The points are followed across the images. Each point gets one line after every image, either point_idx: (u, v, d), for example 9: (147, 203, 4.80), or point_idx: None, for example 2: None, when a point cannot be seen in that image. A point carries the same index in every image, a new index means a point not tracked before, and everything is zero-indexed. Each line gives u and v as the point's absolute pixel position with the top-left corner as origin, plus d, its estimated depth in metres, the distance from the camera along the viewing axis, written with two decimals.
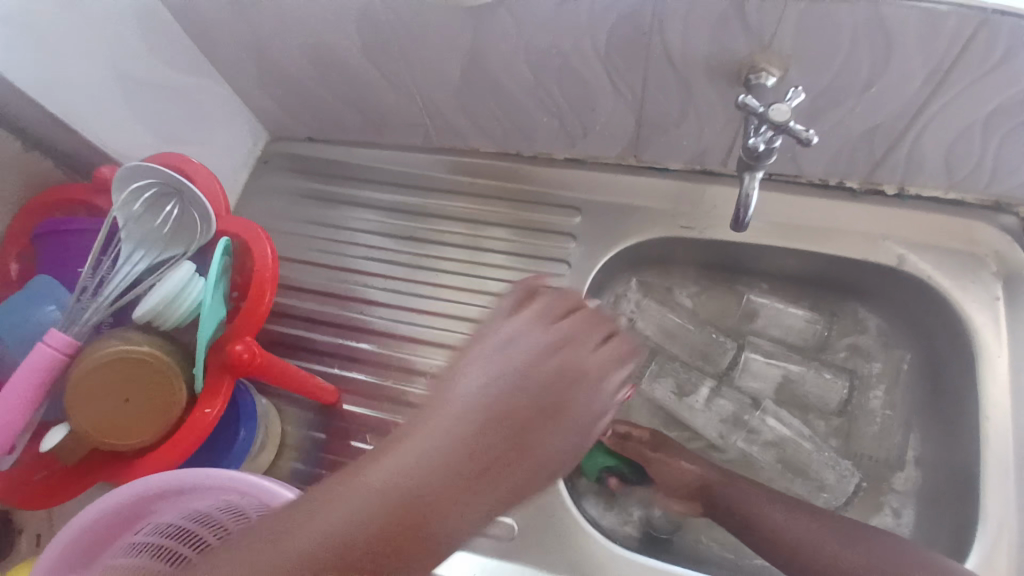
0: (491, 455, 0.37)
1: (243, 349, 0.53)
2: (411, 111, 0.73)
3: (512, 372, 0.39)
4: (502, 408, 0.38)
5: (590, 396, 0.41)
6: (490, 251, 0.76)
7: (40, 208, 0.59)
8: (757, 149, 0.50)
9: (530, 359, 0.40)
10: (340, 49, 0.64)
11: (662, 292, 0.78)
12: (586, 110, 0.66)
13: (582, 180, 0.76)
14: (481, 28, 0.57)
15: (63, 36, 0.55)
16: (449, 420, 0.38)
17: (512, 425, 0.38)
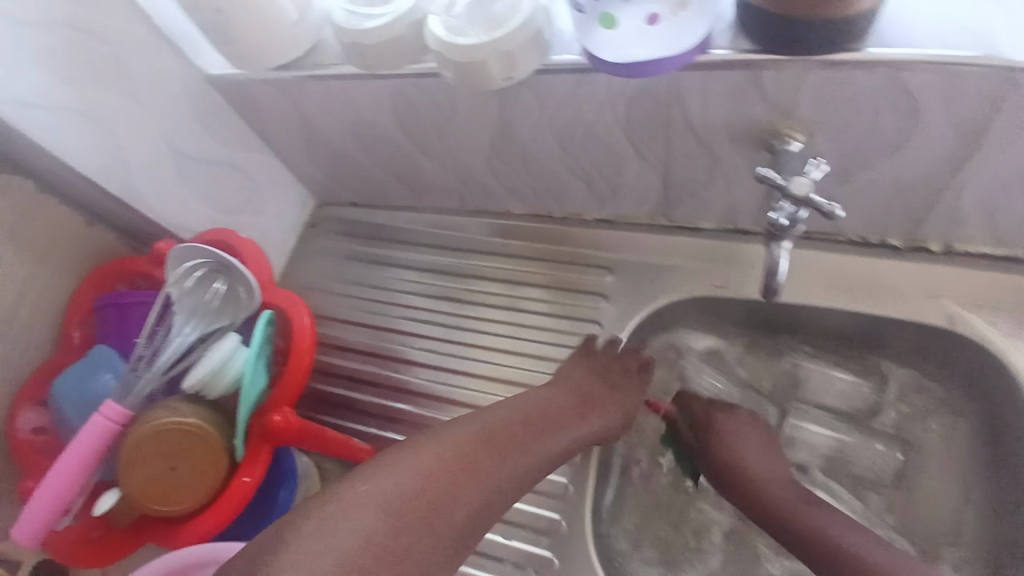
0: (495, 464, 0.56)
1: (280, 418, 0.57)
2: (445, 178, 0.76)
3: (478, 427, 0.58)
4: (459, 460, 0.54)
5: (532, 446, 0.59)
6: (528, 311, 0.77)
7: (101, 282, 0.65)
8: (780, 223, 0.50)
9: (495, 420, 0.59)
10: (377, 124, 0.68)
11: (704, 355, 0.77)
12: (612, 175, 0.67)
13: (614, 240, 0.76)
14: (507, 105, 0.60)
15: (124, 121, 0.62)
16: (420, 464, 0.53)
17: (463, 468, 0.54)
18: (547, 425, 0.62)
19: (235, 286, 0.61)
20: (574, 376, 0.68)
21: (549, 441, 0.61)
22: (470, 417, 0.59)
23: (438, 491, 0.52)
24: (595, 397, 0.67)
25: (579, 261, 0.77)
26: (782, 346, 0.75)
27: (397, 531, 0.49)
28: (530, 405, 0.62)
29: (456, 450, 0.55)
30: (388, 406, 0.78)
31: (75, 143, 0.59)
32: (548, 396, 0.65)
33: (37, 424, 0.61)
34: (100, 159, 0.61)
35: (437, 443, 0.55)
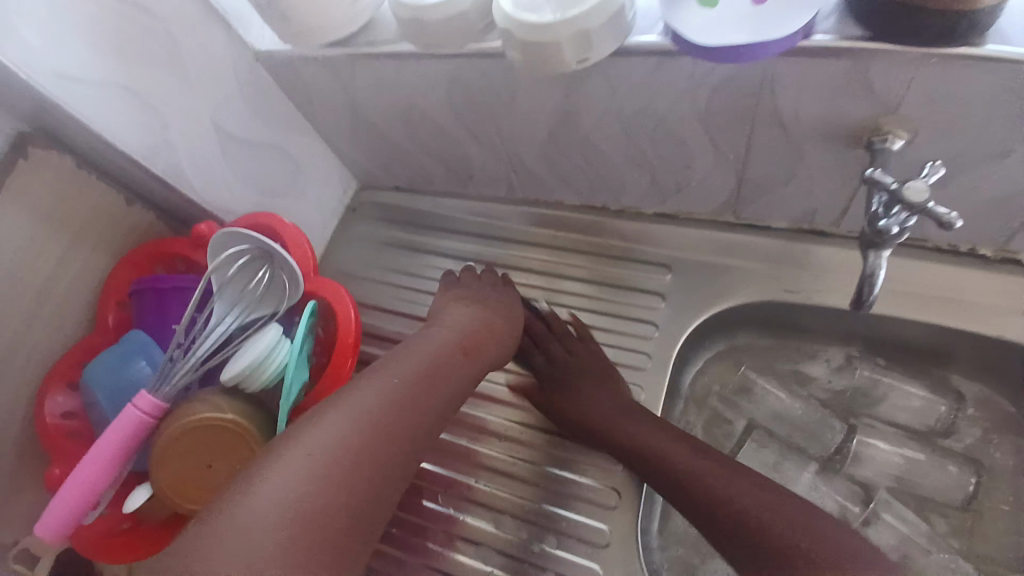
0: (393, 427, 0.49)
1: None
2: (496, 166, 0.72)
3: (359, 401, 0.49)
4: (346, 440, 0.46)
5: (416, 413, 0.52)
6: (568, 307, 0.74)
7: (139, 263, 0.63)
8: (888, 231, 0.46)
9: (380, 390, 0.51)
10: (429, 108, 0.64)
11: (771, 366, 0.72)
12: (680, 169, 0.62)
13: (671, 237, 0.71)
14: (574, 90, 0.55)
15: (169, 96, 0.59)
16: (303, 453, 0.45)
17: (350, 449, 0.46)
18: (430, 387, 0.54)
19: (278, 275, 0.57)
20: (457, 310, 0.65)
21: (432, 400, 0.53)
22: (363, 384, 0.51)
23: (353, 474, 0.45)
24: (482, 327, 0.64)
25: (630, 256, 0.73)
26: (853, 360, 0.70)
27: (314, 531, 0.42)
28: (410, 369, 0.54)
29: (354, 424, 0.48)
30: None
31: (121, 122, 0.56)
32: (442, 342, 0.59)
33: (68, 408, 0.59)
34: (146, 139, 0.58)
35: (327, 418, 0.47)
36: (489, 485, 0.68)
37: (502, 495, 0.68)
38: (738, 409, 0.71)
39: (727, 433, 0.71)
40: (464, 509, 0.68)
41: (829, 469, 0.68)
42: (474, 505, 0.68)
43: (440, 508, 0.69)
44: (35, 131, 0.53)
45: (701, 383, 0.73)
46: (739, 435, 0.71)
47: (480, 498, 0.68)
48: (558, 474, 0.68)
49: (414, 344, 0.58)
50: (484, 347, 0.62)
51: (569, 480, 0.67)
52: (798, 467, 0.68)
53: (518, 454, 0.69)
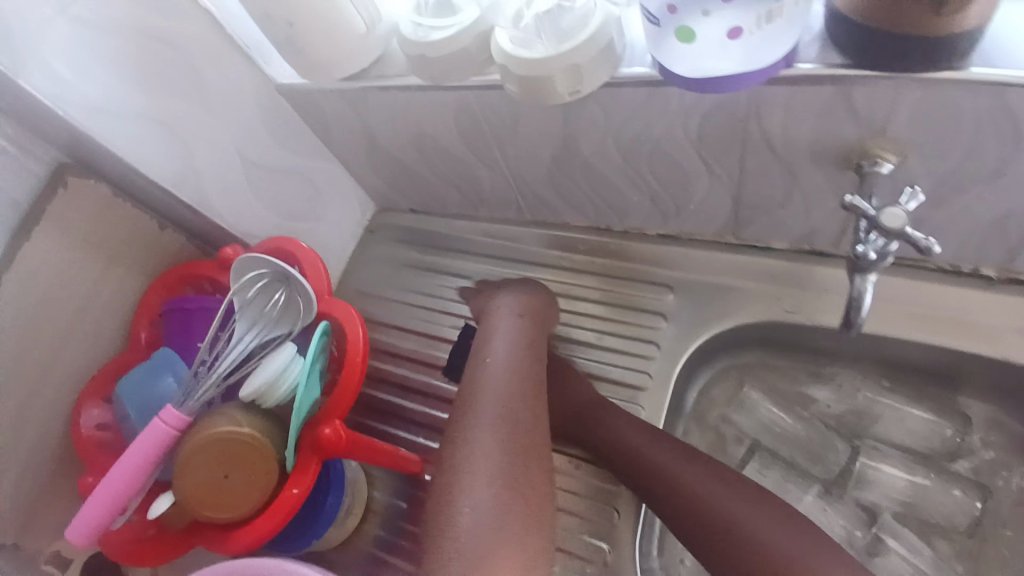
0: (540, 429, 0.57)
1: (331, 431, 0.55)
2: (504, 189, 0.74)
3: (498, 409, 0.56)
4: (516, 443, 0.54)
5: (539, 414, 0.58)
6: (571, 324, 0.75)
7: (169, 283, 0.67)
8: (867, 256, 0.46)
9: (505, 398, 0.57)
10: (438, 136, 0.67)
11: (776, 387, 0.72)
12: (680, 192, 0.64)
13: (675, 258, 0.73)
14: (572, 118, 0.58)
15: (194, 127, 0.64)
16: (488, 464, 0.53)
17: (522, 450, 0.54)
18: (541, 392, 0.59)
19: (294, 296, 0.61)
20: (502, 335, 0.64)
21: (540, 406, 0.58)
22: (482, 402, 0.57)
23: (534, 474, 0.54)
24: (531, 341, 0.65)
25: (632, 276, 0.75)
26: (857, 383, 0.70)
27: (533, 528, 0.51)
28: (510, 381, 0.59)
29: (508, 432, 0.55)
30: (439, 419, 0.77)
31: (145, 150, 0.61)
32: (505, 372, 0.60)
33: (100, 421, 0.63)
34: (172, 169, 0.64)
35: (485, 430, 0.55)
36: None
37: None
38: (742, 430, 0.73)
39: (731, 454, 0.72)
40: None
41: (832, 492, 0.68)
42: None
43: None
44: (72, 160, 0.58)
45: (702, 404, 0.74)
46: (742, 456, 0.72)
47: None
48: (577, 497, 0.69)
49: (487, 353, 0.63)
50: (537, 359, 0.63)
51: (581, 502, 0.69)
52: (801, 488, 0.69)
53: None
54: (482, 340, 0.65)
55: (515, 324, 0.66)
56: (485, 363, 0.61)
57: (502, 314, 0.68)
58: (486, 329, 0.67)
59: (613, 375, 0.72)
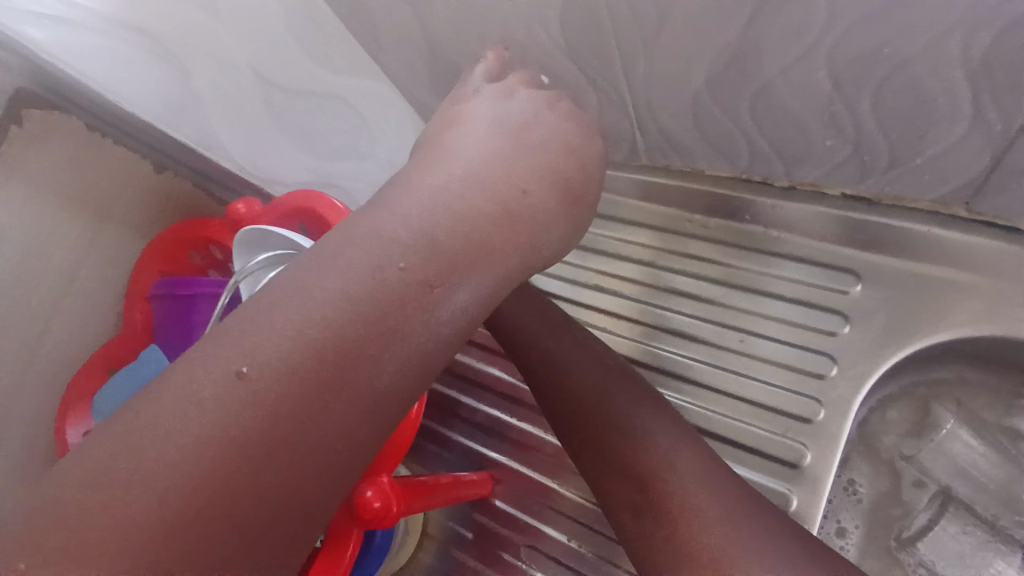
0: (380, 358, 0.30)
1: (373, 497, 0.37)
2: (619, 122, 0.53)
3: (334, 298, 0.30)
4: (312, 370, 0.29)
5: (404, 341, 0.31)
6: (681, 312, 0.56)
7: (158, 259, 0.51)
8: None
9: (351, 285, 0.31)
10: (532, 44, 0.46)
11: (981, 416, 0.52)
12: (909, 139, 0.41)
13: (857, 231, 0.51)
14: (761, 14, 0.36)
15: (194, 45, 0.44)
16: (242, 385, 0.28)
17: (316, 384, 0.29)
18: (431, 292, 0.32)
19: None
20: (440, 174, 0.37)
21: (417, 320, 0.32)
22: (323, 275, 0.31)
23: (309, 431, 0.29)
24: (360, 331, 0.30)
25: (767, 249, 0.55)
26: None
27: (230, 513, 0.27)
28: (387, 258, 0.32)
29: (318, 346, 0.29)
30: (502, 420, 0.58)
31: (131, 80, 0.46)
32: (395, 236, 0.33)
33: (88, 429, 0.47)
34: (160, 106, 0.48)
35: (286, 317, 0.29)
36: (582, 547, 0.52)
37: (599, 561, 0.52)
38: (927, 474, 0.52)
39: (908, 501, 0.52)
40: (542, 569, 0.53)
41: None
42: (559, 568, 0.53)
43: (522, 565, 0.54)
44: (41, 90, 0.44)
45: (874, 431, 0.53)
46: (927, 510, 0.51)
47: (564, 559, 0.53)
48: None
49: (243, 331, 0.29)
50: (340, 381, 0.29)
51: None
52: (998, 555, 0.49)
53: None
54: (275, 283, 0.31)
55: (362, 266, 0.31)
56: (214, 359, 0.28)
57: (365, 220, 0.33)
58: (314, 250, 0.32)
59: (747, 391, 0.52)
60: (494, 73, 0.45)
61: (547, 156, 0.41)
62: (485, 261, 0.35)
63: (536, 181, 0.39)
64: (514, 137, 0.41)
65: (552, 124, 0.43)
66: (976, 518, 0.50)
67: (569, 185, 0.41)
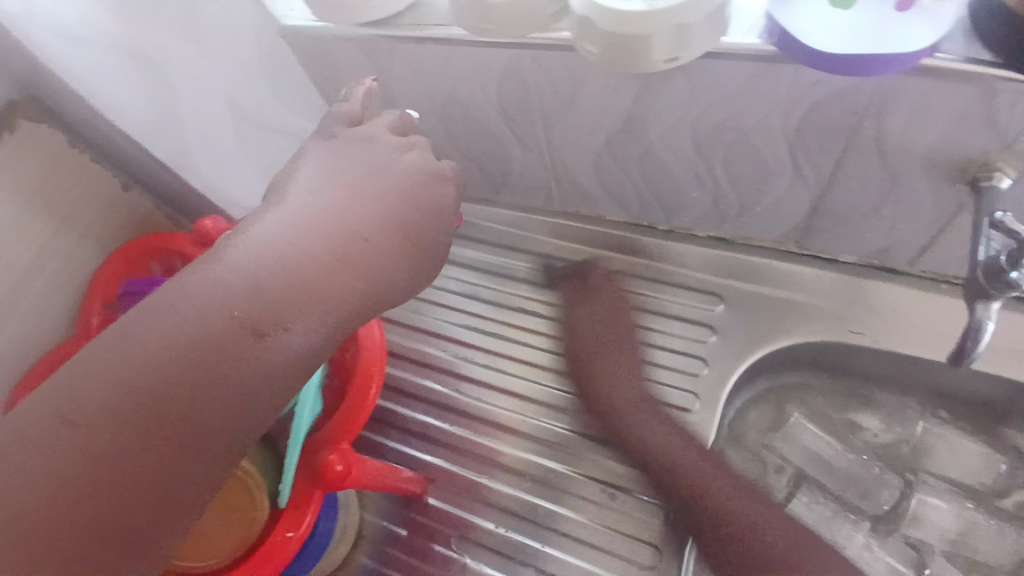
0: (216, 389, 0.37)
1: (337, 460, 0.45)
2: (538, 173, 0.65)
3: (170, 341, 0.37)
4: (151, 402, 0.36)
5: (239, 375, 0.38)
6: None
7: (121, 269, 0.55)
8: (999, 263, 0.43)
9: (182, 333, 0.37)
10: (473, 104, 0.58)
11: (823, 412, 0.65)
12: (751, 192, 0.56)
13: (723, 263, 0.65)
14: (645, 96, 0.50)
15: (187, 71, 0.52)
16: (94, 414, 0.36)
17: (155, 412, 0.36)
18: (262, 335, 0.39)
19: None
20: (286, 215, 0.42)
21: (247, 359, 0.38)
22: (162, 319, 0.38)
23: (149, 448, 0.36)
24: (192, 369, 0.37)
25: (658, 277, 0.67)
26: (910, 412, 0.63)
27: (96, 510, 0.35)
28: (220, 308, 0.38)
29: (155, 383, 0.36)
30: (435, 426, 0.65)
31: (121, 92, 0.48)
32: (228, 281, 0.39)
33: None
34: (146, 107, 0.50)
35: (128, 359, 0.36)
36: (510, 532, 0.60)
37: (524, 543, 0.59)
38: (785, 458, 0.65)
39: (772, 483, 0.64)
40: (478, 555, 0.59)
41: (881, 529, 0.61)
42: (491, 553, 0.59)
43: (454, 554, 0.60)
44: None
45: (739, 427, 0.66)
46: (786, 488, 0.64)
47: (496, 544, 0.60)
48: (586, 522, 0.59)
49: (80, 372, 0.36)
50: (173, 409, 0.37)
51: (595, 528, 0.59)
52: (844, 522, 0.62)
53: (545, 497, 0.60)
54: (121, 328, 0.38)
55: (193, 314, 0.38)
56: (56, 399, 0.36)
57: (204, 270, 0.39)
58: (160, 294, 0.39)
59: None
60: (354, 115, 0.49)
61: (386, 210, 0.45)
62: (327, 298, 0.41)
63: (376, 232, 0.44)
64: (357, 185, 0.45)
65: (376, 183, 0.46)
66: (825, 494, 0.63)
67: (416, 233, 0.46)
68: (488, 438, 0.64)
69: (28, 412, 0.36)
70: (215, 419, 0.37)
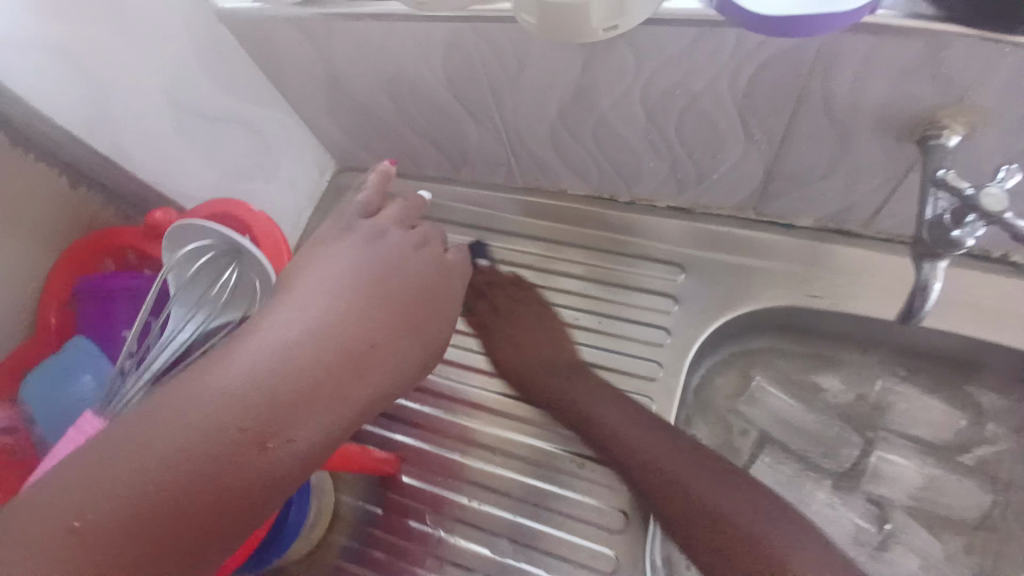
0: (223, 500, 0.37)
1: None
2: (496, 148, 0.64)
3: (175, 450, 0.36)
4: (152, 513, 0.35)
5: (246, 484, 0.38)
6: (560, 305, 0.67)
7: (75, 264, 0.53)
8: (949, 228, 0.42)
9: (186, 441, 0.36)
10: (422, 81, 0.56)
11: (789, 375, 0.66)
12: (707, 157, 0.56)
13: (686, 233, 0.65)
14: (593, 65, 0.49)
15: (123, 75, 0.50)
16: (90, 523, 0.34)
17: (157, 522, 0.35)
18: (270, 445, 0.38)
19: (248, 272, 0.48)
20: (299, 314, 0.41)
21: (255, 469, 0.38)
22: (167, 424, 0.36)
23: (148, 559, 0.35)
24: (197, 478, 0.36)
25: (624, 250, 0.67)
26: (873, 371, 0.64)
27: None
28: (226, 416, 0.37)
29: (159, 493, 0.35)
30: (406, 408, 0.64)
31: (54, 96, 0.47)
32: (235, 389, 0.38)
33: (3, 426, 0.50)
34: (68, 100, 0.48)
35: (129, 466, 0.35)
36: (482, 506, 0.60)
37: (497, 516, 0.59)
38: (753, 422, 0.65)
39: (738, 446, 0.65)
40: (452, 528, 0.60)
41: (845, 485, 0.63)
42: (465, 527, 0.60)
43: (429, 529, 0.60)
44: None
45: (707, 393, 0.67)
46: (750, 452, 0.65)
47: (470, 518, 0.60)
48: (557, 492, 0.59)
49: (70, 477, 0.35)
50: (175, 518, 0.36)
51: (565, 498, 0.59)
52: (809, 479, 0.63)
53: (519, 471, 0.60)
54: (118, 430, 0.36)
55: (195, 419, 0.37)
56: (49, 507, 0.34)
57: (209, 372, 0.38)
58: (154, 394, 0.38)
59: (612, 362, 0.64)
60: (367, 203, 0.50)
61: (395, 309, 0.45)
62: (334, 408, 0.41)
63: (390, 336, 0.44)
64: (369, 281, 0.45)
65: (386, 279, 0.46)
66: (789, 454, 0.64)
67: (423, 327, 0.47)
68: (461, 416, 0.64)
69: (16, 514, 0.34)
70: (218, 525, 0.37)
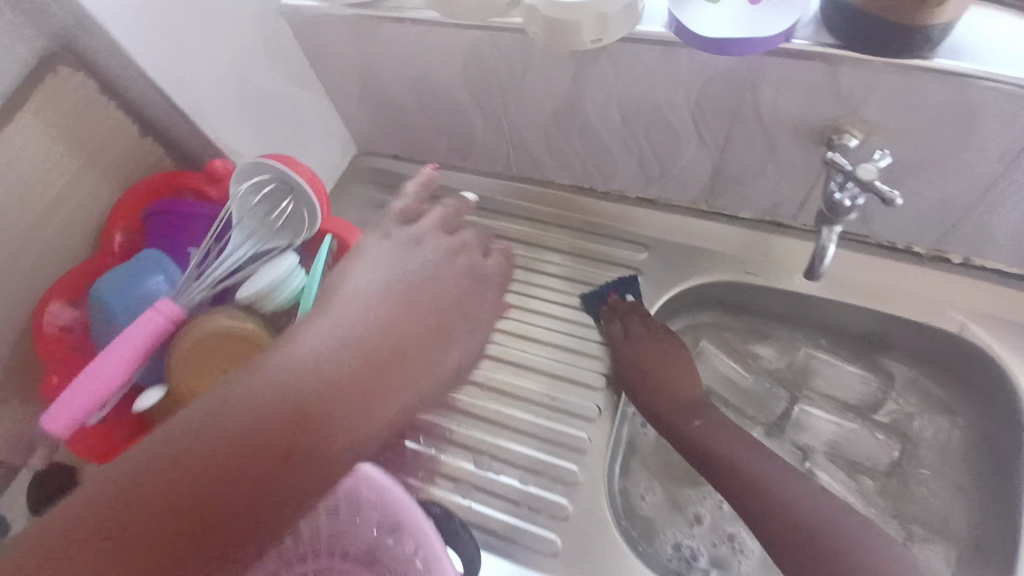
0: (273, 476, 0.39)
1: None
2: (497, 141, 0.77)
3: (253, 423, 0.39)
4: (226, 480, 0.38)
5: (307, 464, 0.40)
6: (543, 272, 0.79)
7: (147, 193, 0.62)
8: (839, 200, 0.55)
9: (264, 415, 0.40)
10: (442, 78, 0.69)
11: (731, 345, 0.79)
12: (668, 155, 0.70)
13: (651, 219, 0.78)
14: (582, 73, 0.62)
15: (200, 49, 0.61)
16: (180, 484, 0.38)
17: (232, 489, 0.38)
18: (330, 422, 0.41)
19: (300, 207, 0.62)
20: (359, 301, 0.46)
21: (324, 443, 0.41)
22: (242, 400, 0.40)
23: (218, 524, 0.38)
24: (266, 450, 0.39)
25: (599, 231, 0.80)
26: (799, 341, 0.78)
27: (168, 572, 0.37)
28: (301, 393, 0.41)
29: (235, 461, 0.39)
30: None
31: (148, 61, 0.57)
32: (306, 368, 0.42)
33: (66, 321, 0.59)
34: (164, 68, 0.59)
35: (210, 435, 0.39)
36: (468, 429, 0.71)
37: (483, 441, 0.70)
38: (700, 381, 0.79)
39: None
40: (444, 449, 0.70)
41: (775, 431, 0.76)
42: (456, 449, 0.70)
43: (423, 449, 0.71)
44: None
45: None
46: None
47: (459, 439, 0.71)
48: (535, 420, 0.71)
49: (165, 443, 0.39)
50: (247, 487, 0.39)
51: (541, 426, 0.71)
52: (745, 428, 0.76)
53: (504, 403, 0.72)
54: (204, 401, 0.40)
55: (267, 395, 0.40)
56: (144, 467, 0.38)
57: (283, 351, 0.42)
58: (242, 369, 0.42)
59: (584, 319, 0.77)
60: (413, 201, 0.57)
61: (445, 299, 0.51)
62: (392, 387, 0.45)
63: (444, 318, 0.50)
64: (419, 273, 0.50)
65: (438, 273, 0.51)
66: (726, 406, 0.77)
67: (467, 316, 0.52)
68: None
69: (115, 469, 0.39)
70: (278, 498, 0.40)
